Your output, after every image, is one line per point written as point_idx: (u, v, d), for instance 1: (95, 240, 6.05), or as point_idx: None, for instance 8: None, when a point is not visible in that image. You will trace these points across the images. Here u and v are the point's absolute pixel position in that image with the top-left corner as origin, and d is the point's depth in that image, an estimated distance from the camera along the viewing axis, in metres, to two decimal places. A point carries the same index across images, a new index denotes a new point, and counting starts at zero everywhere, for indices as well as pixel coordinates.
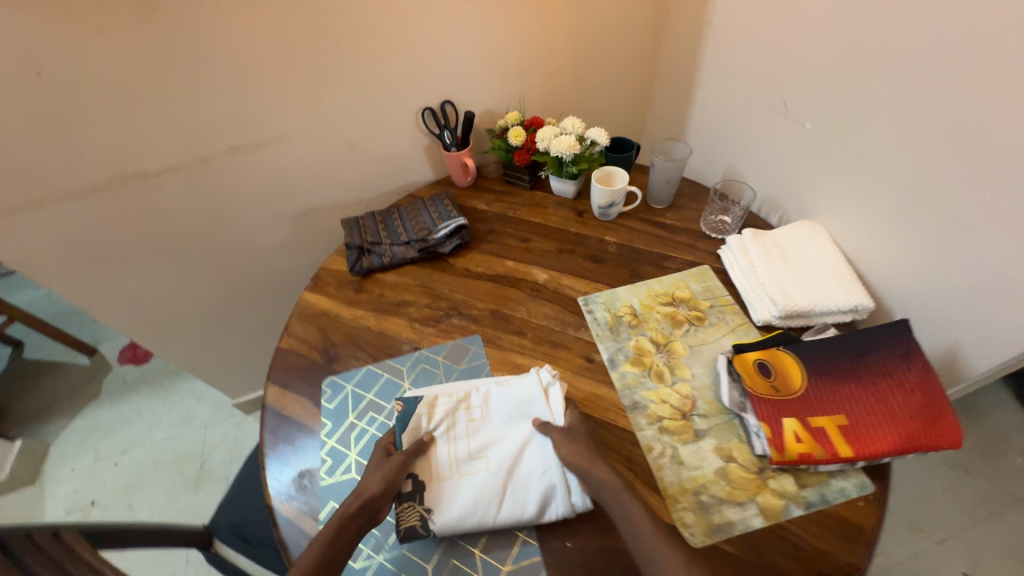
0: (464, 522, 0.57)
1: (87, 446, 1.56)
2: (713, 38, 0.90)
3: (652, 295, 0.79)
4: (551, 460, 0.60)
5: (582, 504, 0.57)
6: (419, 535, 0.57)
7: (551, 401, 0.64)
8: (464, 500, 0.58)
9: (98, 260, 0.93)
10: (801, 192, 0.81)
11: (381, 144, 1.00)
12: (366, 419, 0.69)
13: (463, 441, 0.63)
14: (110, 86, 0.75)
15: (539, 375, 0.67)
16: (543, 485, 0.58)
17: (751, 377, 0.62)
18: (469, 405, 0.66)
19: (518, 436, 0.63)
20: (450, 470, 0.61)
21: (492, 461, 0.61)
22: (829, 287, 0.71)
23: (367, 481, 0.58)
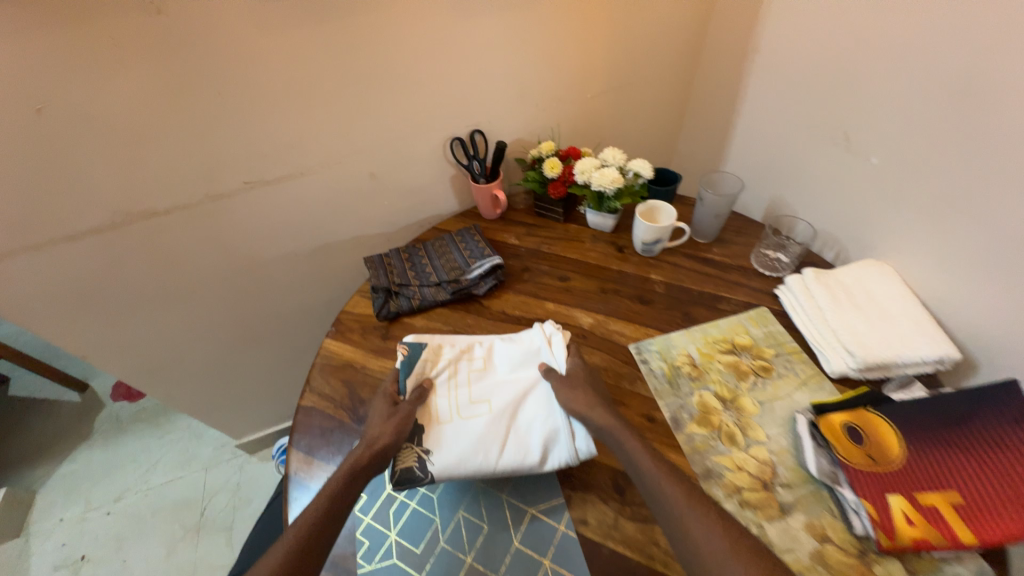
0: (463, 465, 0.59)
1: (78, 492, 1.46)
2: (760, 65, 0.86)
3: (710, 342, 0.72)
4: (553, 407, 0.63)
5: (585, 449, 0.60)
6: (416, 477, 0.58)
7: (554, 351, 0.68)
8: (466, 444, 0.60)
9: (98, 305, 0.86)
10: (864, 228, 0.76)
11: (407, 176, 0.94)
12: (406, 490, 0.62)
13: (465, 389, 0.66)
14: (117, 122, 0.68)
15: (540, 328, 0.71)
16: (545, 430, 0.61)
17: (838, 441, 0.56)
18: (472, 356, 0.70)
19: (521, 385, 0.66)
20: (451, 415, 0.63)
21: (494, 407, 0.63)
22: (910, 335, 0.65)
23: (376, 432, 0.60)
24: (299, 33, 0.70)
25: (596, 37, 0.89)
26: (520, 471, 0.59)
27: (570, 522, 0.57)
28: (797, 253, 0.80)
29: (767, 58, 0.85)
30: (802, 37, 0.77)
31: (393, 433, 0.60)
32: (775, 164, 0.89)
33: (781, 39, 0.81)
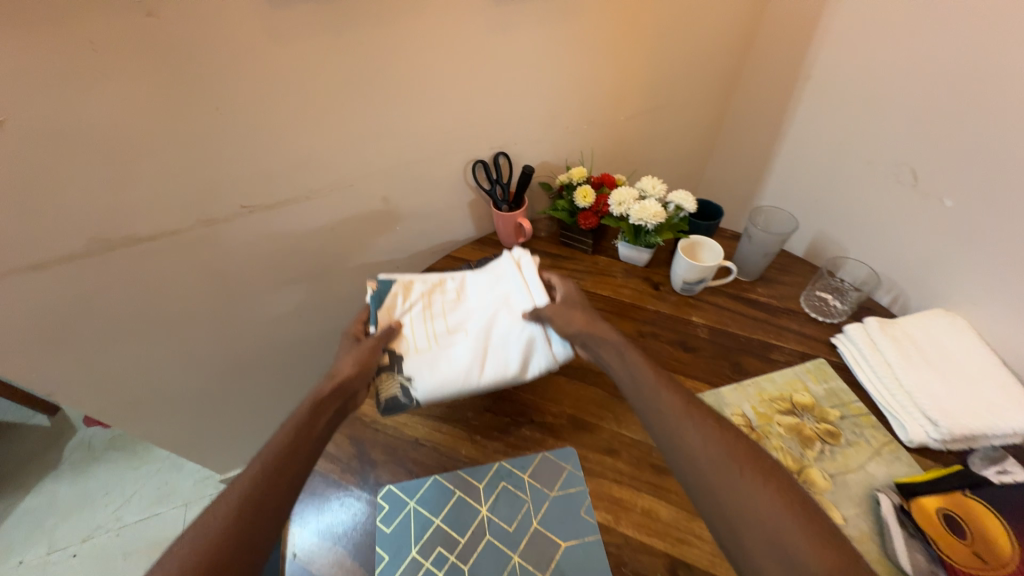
0: (448, 385, 0.60)
1: (41, 531, 1.32)
2: (811, 92, 0.80)
3: (767, 400, 0.64)
4: (528, 320, 0.64)
5: (562, 353, 0.63)
6: (401, 402, 0.59)
7: (524, 272, 0.69)
8: (448, 366, 0.61)
9: (67, 340, 0.75)
10: (929, 274, 0.69)
11: (423, 200, 0.86)
12: (434, 558, 0.54)
13: (440, 318, 0.66)
14: (96, 137, 0.58)
15: (510, 253, 0.72)
16: (522, 343, 0.63)
17: (936, 531, 0.49)
18: (444, 289, 0.70)
19: (494, 306, 0.66)
20: (429, 343, 0.63)
21: (472, 331, 0.65)
22: (997, 401, 0.58)
23: (340, 365, 0.60)
24: (311, 43, 0.62)
25: (633, 56, 0.82)
26: (504, 383, 0.62)
27: None
28: (856, 301, 0.73)
29: (819, 84, 0.78)
30: (863, 64, 0.71)
31: (355, 366, 0.59)
32: (822, 198, 0.83)
33: (838, 65, 0.75)
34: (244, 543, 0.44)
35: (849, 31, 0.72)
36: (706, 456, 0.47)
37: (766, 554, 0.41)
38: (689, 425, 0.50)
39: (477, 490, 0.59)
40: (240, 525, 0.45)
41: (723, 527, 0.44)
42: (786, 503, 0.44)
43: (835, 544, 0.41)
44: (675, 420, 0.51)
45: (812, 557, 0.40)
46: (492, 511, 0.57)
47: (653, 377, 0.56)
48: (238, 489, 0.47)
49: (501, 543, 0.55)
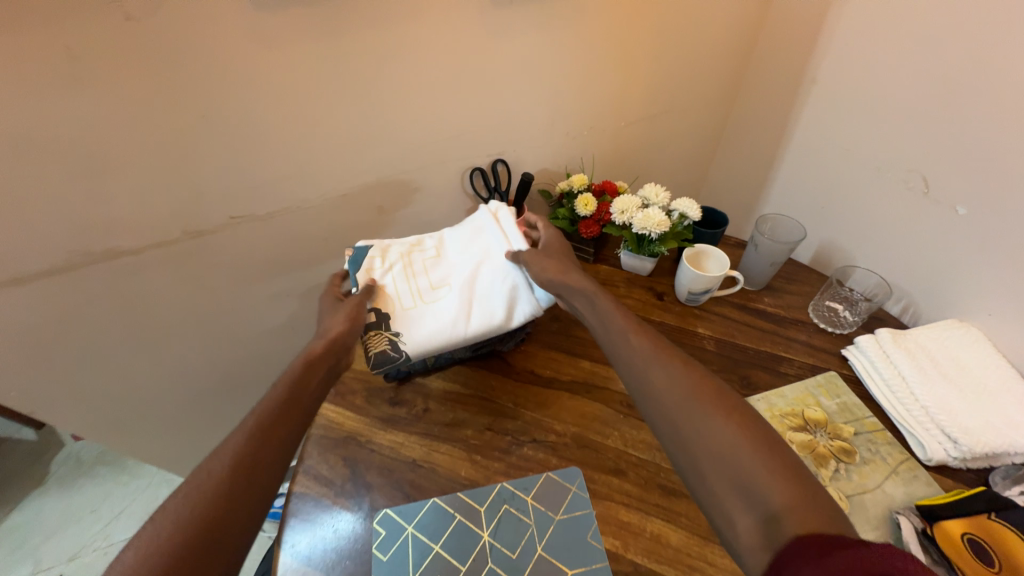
0: (437, 338, 0.64)
1: (26, 550, 1.28)
2: (816, 97, 0.78)
3: (778, 416, 0.62)
4: (509, 270, 0.67)
5: (543, 300, 0.68)
6: (392, 357, 0.62)
7: (502, 225, 0.70)
8: (435, 320, 0.64)
9: (48, 357, 0.72)
10: (942, 283, 0.67)
11: (419, 208, 0.83)
12: None
13: (422, 276, 0.68)
14: (75, 145, 0.55)
15: (486, 207, 0.72)
16: (505, 292, 0.66)
17: (960, 557, 0.46)
18: (422, 248, 0.70)
19: (474, 260, 0.68)
20: (414, 301, 0.66)
21: (455, 285, 0.67)
22: (1016, 416, 0.56)
23: (329, 325, 0.61)
24: (303, 48, 0.60)
25: (635, 60, 0.80)
26: (490, 332, 0.66)
27: None
28: (867, 311, 0.71)
29: (826, 88, 0.77)
30: (872, 68, 0.69)
31: (347, 321, 0.61)
32: (828, 204, 0.81)
33: (846, 69, 0.73)
34: (239, 491, 0.43)
35: (857, 35, 0.70)
36: (670, 399, 0.46)
37: (728, 491, 0.40)
38: (654, 369, 0.49)
39: (478, 514, 0.56)
40: (225, 486, 0.43)
41: (688, 467, 0.43)
42: (755, 442, 0.42)
43: (802, 479, 0.40)
44: (641, 367, 0.50)
45: (772, 492, 0.39)
46: (495, 537, 0.54)
47: (624, 325, 0.55)
48: (226, 446, 0.45)
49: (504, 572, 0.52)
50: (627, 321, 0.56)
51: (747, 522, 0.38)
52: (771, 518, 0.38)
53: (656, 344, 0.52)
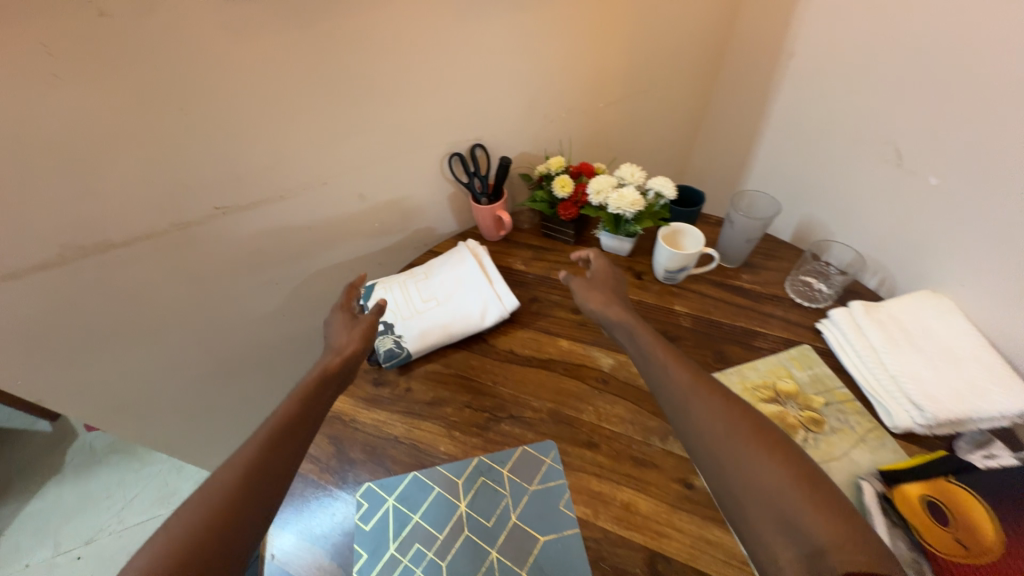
0: (426, 341, 0.70)
1: (47, 532, 1.35)
2: (795, 71, 0.77)
3: (750, 388, 0.63)
4: (485, 286, 0.74)
5: (512, 304, 0.73)
6: (396, 353, 0.69)
7: (478, 254, 0.79)
8: (423, 328, 0.71)
9: (47, 348, 0.75)
10: (917, 256, 0.67)
11: (401, 195, 0.85)
12: (412, 554, 0.54)
13: (412, 295, 0.75)
14: (56, 142, 0.57)
15: (466, 243, 0.82)
16: (482, 303, 0.73)
17: (920, 522, 0.47)
18: (413, 274, 0.79)
19: (456, 281, 0.76)
20: (405, 314, 0.73)
21: (440, 300, 0.74)
22: (984, 382, 0.56)
23: (343, 341, 0.61)
24: (273, 40, 0.60)
25: (611, 39, 0.79)
26: (469, 332, 0.72)
27: None
28: (841, 285, 0.72)
29: (804, 62, 0.76)
30: (848, 39, 0.68)
31: (361, 339, 0.62)
32: (808, 180, 0.81)
33: (823, 41, 0.72)
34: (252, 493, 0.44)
35: (834, 5, 0.69)
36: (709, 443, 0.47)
37: (771, 525, 0.41)
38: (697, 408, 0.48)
39: (457, 486, 0.58)
40: None
41: (732, 503, 0.44)
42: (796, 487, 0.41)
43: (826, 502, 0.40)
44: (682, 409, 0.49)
45: (815, 528, 0.39)
46: (471, 506, 0.56)
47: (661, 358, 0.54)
48: (239, 459, 0.46)
49: (480, 539, 0.54)
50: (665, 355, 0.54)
51: (790, 555, 0.39)
52: (816, 553, 0.38)
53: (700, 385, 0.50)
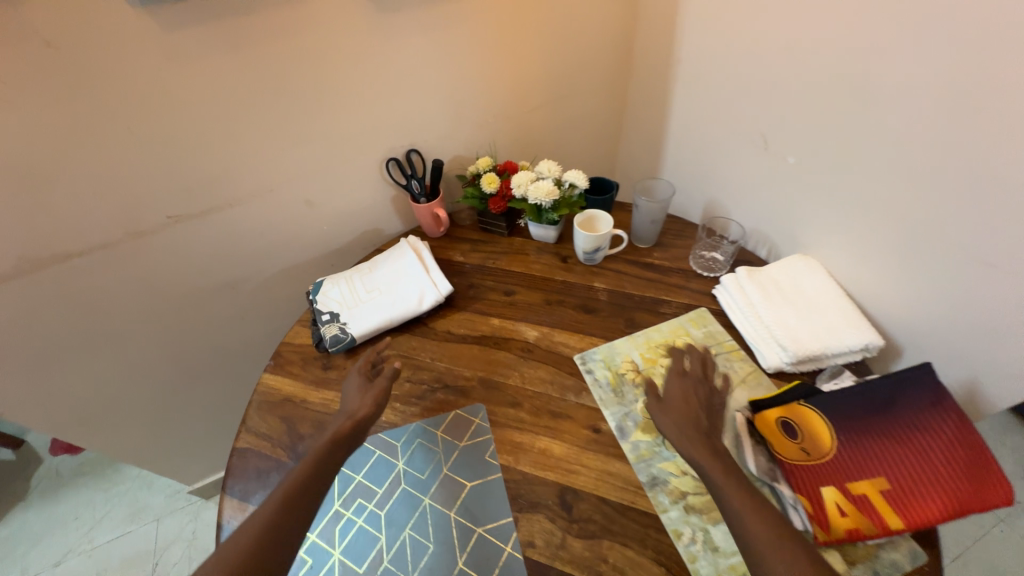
0: (369, 327, 0.77)
1: (14, 559, 1.34)
2: (683, 75, 0.89)
3: (653, 346, 0.73)
4: (422, 276, 0.82)
5: (446, 289, 0.81)
6: (341, 338, 0.76)
7: (418, 249, 0.87)
8: (367, 316, 0.78)
9: (11, 358, 0.79)
10: (789, 226, 0.79)
11: (345, 200, 0.93)
12: (355, 508, 0.60)
13: (357, 288, 0.83)
14: (14, 161, 0.64)
15: (407, 239, 0.90)
16: (419, 290, 0.81)
17: (774, 437, 0.58)
18: (359, 269, 0.87)
19: (397, 273, 0.84)
20: (350, 305, 0.80)
21: (382, 291, 0.82)
22: (838, 325, 0.67)
23: (356, 405, 0.64)
24: (214, 62, 0.68)
25: (526, 52, 0.90)
26: (408, 316, 0.79)
27: (517, 544, 0.55)
28: (731, 253, 0.82)
29: (690, 66, 0.88)
30: (720, 45, 0.80)
31: (373, 404, 0.64)
32: (705, 167, 0.92)
33: (701, 48, 0.84)
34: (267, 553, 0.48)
35: (705, 17, 0.81)
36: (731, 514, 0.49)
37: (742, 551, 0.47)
38: (713, 472, 0.52)
39: (395, 449, 0.65)
40: None
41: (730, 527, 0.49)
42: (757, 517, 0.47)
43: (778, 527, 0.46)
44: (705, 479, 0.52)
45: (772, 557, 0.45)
46: (408, 464, 0.64)
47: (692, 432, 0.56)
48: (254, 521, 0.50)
49: (415, 490, 0.61)
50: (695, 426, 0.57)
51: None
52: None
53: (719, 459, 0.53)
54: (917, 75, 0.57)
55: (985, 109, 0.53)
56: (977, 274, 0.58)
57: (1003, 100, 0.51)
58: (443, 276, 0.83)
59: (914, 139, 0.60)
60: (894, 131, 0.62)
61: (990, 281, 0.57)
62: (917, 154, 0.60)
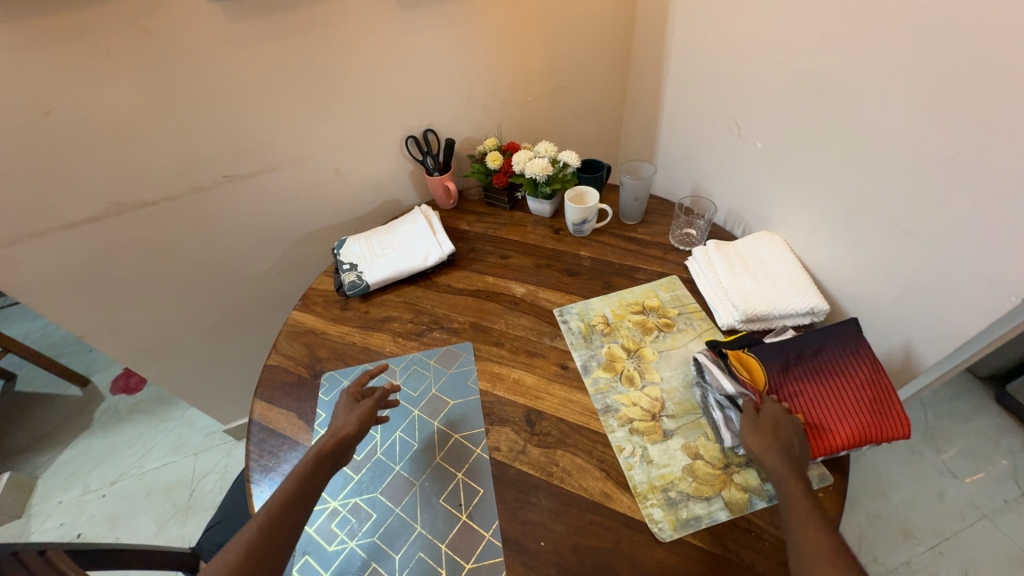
0: (382, 277, 0.90)
1: (76, 477, 1.54)
2: (674, 69, 1.00)
3: (624, 304, 0.83)
4: (430, 239, 0.94)
5: (448, 250, 0.93)
6: (358, 284, 0.90)
7: (429, 218, 1.00)
8: (382, 267, 0.91)
9: (94, 287, 0.96)
10: (761, 206, 0.89)
11: (370, 171, 1.07)
12: None
13: (376, 244, 0.96)
14: (110, 121, 0.80)
15: (421, 209, 1.03)
16: (426, 250, 0.93)
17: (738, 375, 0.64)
18: (377, 230, 1.00)
19: (409, 235, 0.97)
20: (367, 259, 0.93)
21: (394, 249, 0.94)
22: (788, 291, 0.76)
23: (340, 423, 0.64)
24: (267, 47, 0.83)
25: (532, 46, 1.02)
26: (415, 271, 0.92)
27: (485, 448, 0.66)
28: (705, 229, 0.92)
29: (679, 61, 0.98)
30: (703, 41, 0.90)
31: (358, 423, 0.64)
32: (693, 153, 1.02)
33: (687, 44, 0.94)
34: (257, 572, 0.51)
35: (690, 17, 0.91)
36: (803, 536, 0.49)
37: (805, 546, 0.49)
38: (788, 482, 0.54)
39: (394, 371, 0.78)
40: None
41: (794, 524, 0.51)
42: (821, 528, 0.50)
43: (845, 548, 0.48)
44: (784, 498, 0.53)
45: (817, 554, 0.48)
46: (404, 384, 0.76)
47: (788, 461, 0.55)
48: (241, 542, 0.52)
49: (407, 404, 0.73)
50: (791, 452, 0.56)
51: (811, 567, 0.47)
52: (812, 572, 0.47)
53: (804, 483, 0.54)
54: (859, 65, 0.65)
55: (917, 94, 0.60)
56: (912, 244, 0.66)
57: (929, 85, 0.58)
58: (448, 240, 0.96)
59: (857, 124, 0.68)
60: (842, 117, 0.70)
61: (924, 249, 0.65)
62: (863, 138, 0.68)
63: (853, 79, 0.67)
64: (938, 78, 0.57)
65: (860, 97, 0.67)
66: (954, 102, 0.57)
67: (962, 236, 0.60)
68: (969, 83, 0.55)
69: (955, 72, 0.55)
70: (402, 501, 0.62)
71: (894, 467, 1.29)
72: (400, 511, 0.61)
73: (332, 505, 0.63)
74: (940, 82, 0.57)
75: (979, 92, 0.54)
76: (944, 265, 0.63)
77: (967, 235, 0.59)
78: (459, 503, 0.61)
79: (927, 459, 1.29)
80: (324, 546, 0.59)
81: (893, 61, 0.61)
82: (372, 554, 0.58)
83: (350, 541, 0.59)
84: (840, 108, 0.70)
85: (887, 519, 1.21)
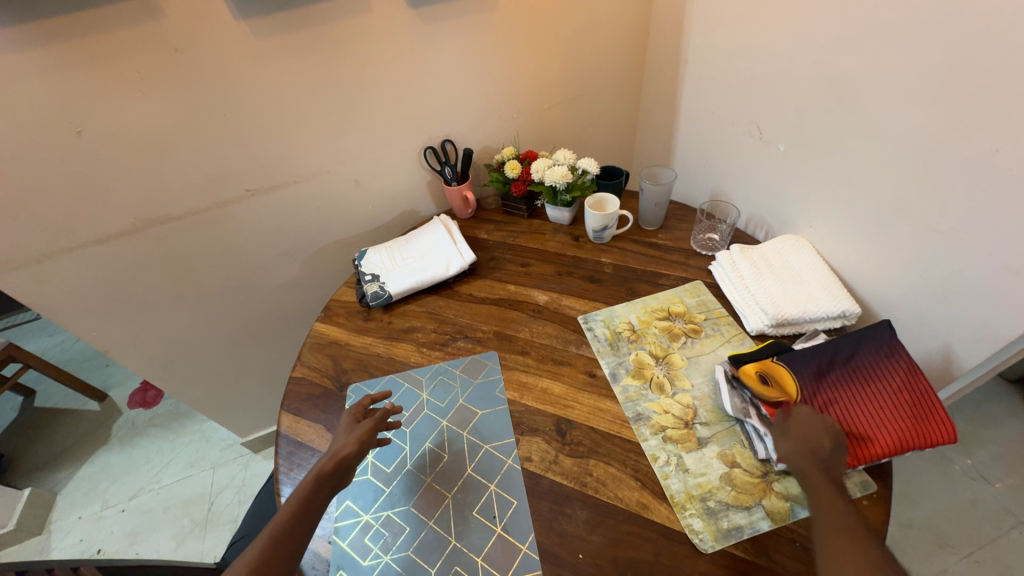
0: (405, 287, 0.90)
1: (95, 493, 1.55)
2: (690, 75, 1.00)
3: (649, 311, 0.82)
4: (450, 248, 0.94)
5: (469, 258, 0.94)
6: (381, 295, 0.90)
7: (449, 228, 1.00)
8: (404, 277, 0.91)
9: (118, 302, 0.97)
10: (784, 209, 0.88)
11: (389, 183, 1.08)
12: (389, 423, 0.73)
13: (397, 254, 0.97)
14: (137, 139, 0.82)
15: (440, 218, 1.03)
16: (447, 259, 0.93)
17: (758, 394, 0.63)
18: (397, 241, 1.00)
19: (429, 244, 0.97)
20: (389, 269, 0.93)
21: (415, 259, 0.95)
22: (818, 295, 0.75)
23: (340, 444, 0.64)
24: (291, 63, 0.84)
25: (548, 56, 1.03)
26: (437, 281, 0.92)
27: (517, 458, 0.66)
28: (728, 233, 0.91)
29: (695, 67, 0.98)
30: (720, 47, 0.90)
31: (358, 442, 0.64)
32: (711, 158, 1.02)
33: (704, 50, 0.94)
34: None
35: (706, 24, 0.92)
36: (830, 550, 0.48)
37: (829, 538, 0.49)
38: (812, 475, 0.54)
39: (421, 381, 0.77)
40: None
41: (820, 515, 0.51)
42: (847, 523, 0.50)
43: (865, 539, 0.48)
44: (818, 500, 0.52)
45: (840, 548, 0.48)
46: (430, 395, 0.75)
47: (812, 471, 0.54)
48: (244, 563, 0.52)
49: (435, 415, 0.72)
50: (817, 464, 0.55)
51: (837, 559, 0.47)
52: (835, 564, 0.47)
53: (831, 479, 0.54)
54: (883, 67, 0.65)
55: (945, 94, 0.60)
56: (943, 244, 0.65)
57: (958, 85, 0.58)
58: (468, 249, 0.96)
59: (883, 126, 0.68)
60: (868, 118, 0.69)
61: (957, 249, 0.64)
62: (889, 139, 0.68)
63: (877, 81, 0.66)
64: (968, 78, 0.57)
65: (886, 98, 0.66)
66: (985, 101, 0.56)
67: (997, 236, 0.59)
68: (1001, 81, 0.54)
69: (986, 72, 0.55)
70: (435, 513, 0.62)
71: (924, 474, 1.26)
72: (433, 524, 0.61)
73: (364, 518, 0.62)
74: (970, 82, 0.57)
75: (1012, 91, 0.54)
76: (980, 265, 0.62)
77: (1003, 235, 0.58)
78: (492, 515, 0.60)
79: (957, 465, 1.26)
80: (359, 561, 0.58)
81: (920, 62, 0.61)
82: (406, 567, 0.57)
83: (384, 554, 0.58)
84: (866, 110, 0.69)
85: (918, 527, 1.18)
